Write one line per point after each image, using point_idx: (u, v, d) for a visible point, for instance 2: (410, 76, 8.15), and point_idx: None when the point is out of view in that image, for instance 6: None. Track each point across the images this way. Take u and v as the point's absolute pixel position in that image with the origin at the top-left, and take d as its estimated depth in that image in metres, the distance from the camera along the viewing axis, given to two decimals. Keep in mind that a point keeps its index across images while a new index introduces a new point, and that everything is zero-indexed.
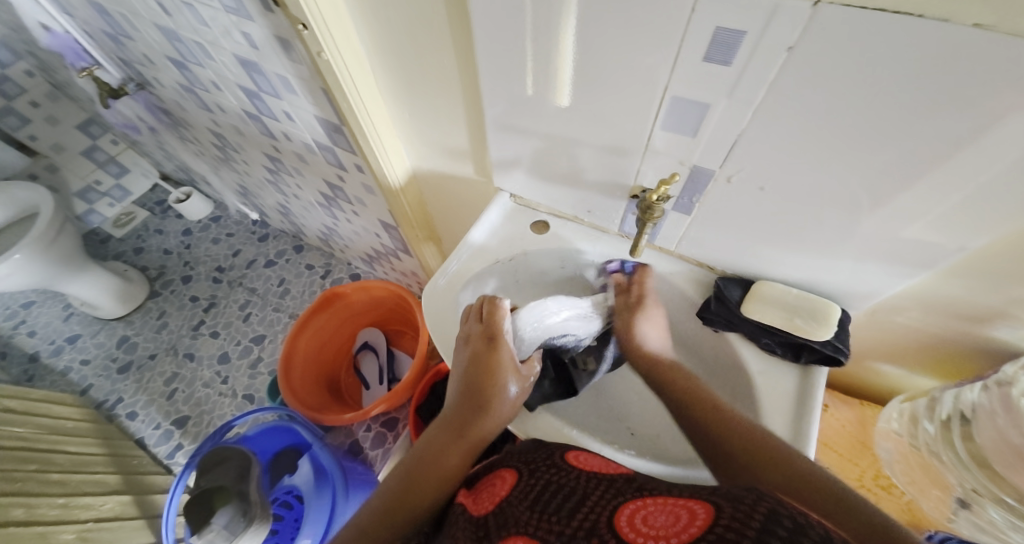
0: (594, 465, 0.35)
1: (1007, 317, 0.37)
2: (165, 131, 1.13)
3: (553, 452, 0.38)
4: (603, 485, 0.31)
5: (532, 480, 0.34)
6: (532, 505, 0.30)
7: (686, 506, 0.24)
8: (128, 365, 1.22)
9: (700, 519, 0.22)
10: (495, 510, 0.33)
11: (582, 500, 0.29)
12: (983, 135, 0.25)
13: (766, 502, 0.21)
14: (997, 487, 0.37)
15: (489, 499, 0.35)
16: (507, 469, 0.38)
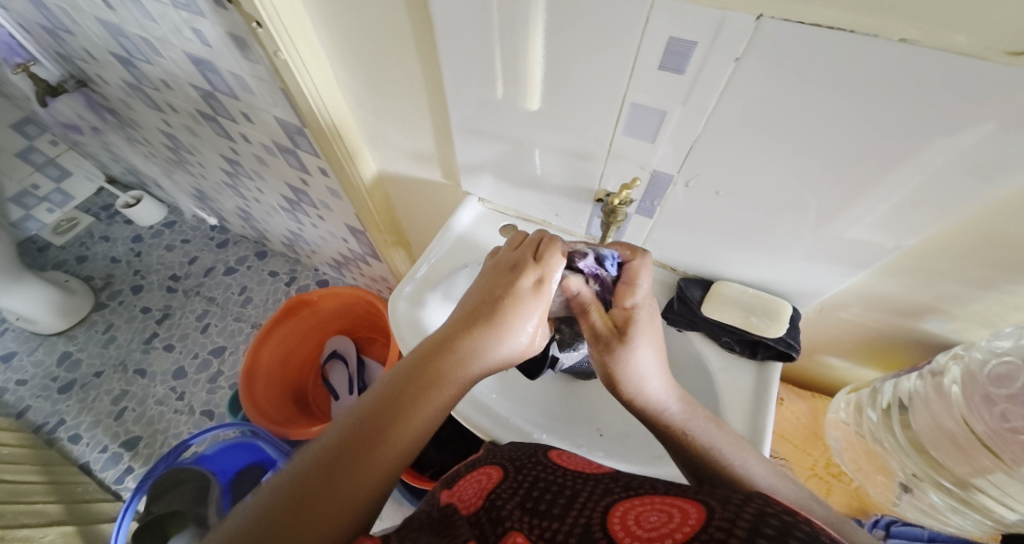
0: (578, 464, 0.35)
1: (938, 310, 0.41)
2: (110, 131, 1.06)
3: (537, 452, 0.37)
4: (590, 484, 0.30)
5: (518, 478, 0.32)
6: (523, 502, 0.29)
7: (675, 505, 0.24)
8: (71, 384, 1.13)
9: (691, 522, 0.21)
10: (481, 500, 0.31)
11: (572, 499, 0.28)
12: (908, 142, 0.27)
13: (755, 504, 0.21)
14: (937, 474, 0.43)
15: (473, 491, 0.33)
16: (491, 466, 0.37)
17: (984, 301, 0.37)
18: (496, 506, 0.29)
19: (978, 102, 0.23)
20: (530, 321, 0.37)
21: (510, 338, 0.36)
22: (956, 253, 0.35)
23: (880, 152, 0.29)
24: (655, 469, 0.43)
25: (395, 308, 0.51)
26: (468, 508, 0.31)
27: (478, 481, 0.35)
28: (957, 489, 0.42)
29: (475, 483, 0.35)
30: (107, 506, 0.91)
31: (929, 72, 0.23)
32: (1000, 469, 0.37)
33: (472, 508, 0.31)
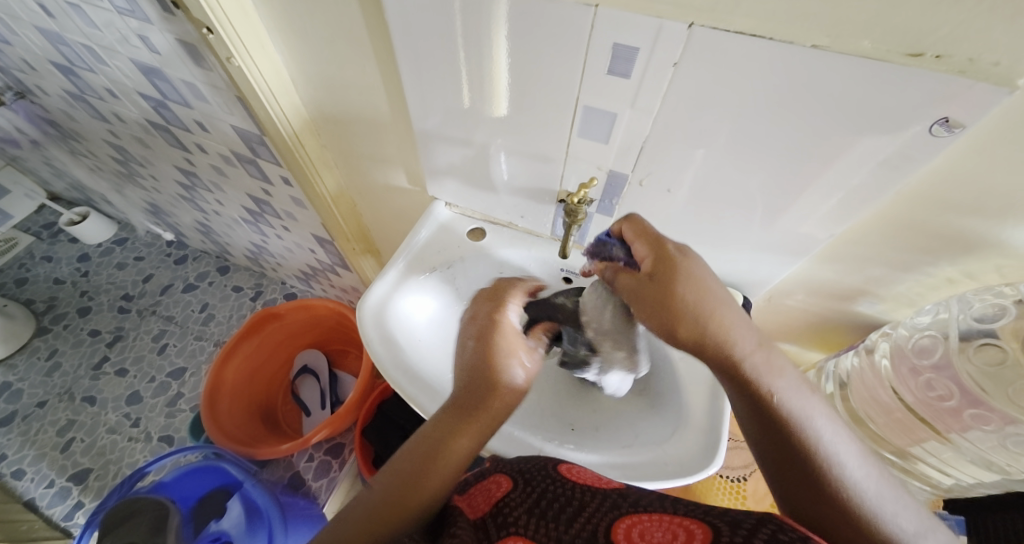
0: (588, 478, 0.36)
1: (870, 293, 0.44)
2: (51, 144, 1.00)
3: (546, 464, 0.38)
4: (598, 499, 0.31)
5: (529, 487, 0.33)
6: (532, 510, 0.30)
7: (682, 525, 0.27)
8: (11, 417, 1.04)
9: None
10: (492, 510, 0.32)
11: (579, 510, 0.29)
12: (828, 138, 0.30)
13: (767, 529, 0.23)
14: (878, 445, 0.47)
15: (483, 499, 0.34)
16: (501, 474, 0.37)
17: (906, 282, 0.40)
18: (503, 515, 0.31)
19: (882, 101, 0.26)
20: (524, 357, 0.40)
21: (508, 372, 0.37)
22: (879, 240, 0.38)
23: (805, 148, 0.32)
24: (624, 458, 0.45)
25: (363, 316, 0.50)
26: (476, 515, 0.32)
27: (488, 490, 0.35)
28: (900, 460, 0.46)
29: (484, 490, 0.35)
30: None
31: (839, 74, 0.26)
32: (934, 438, 0.42)
33: (482, 516, 0.32)
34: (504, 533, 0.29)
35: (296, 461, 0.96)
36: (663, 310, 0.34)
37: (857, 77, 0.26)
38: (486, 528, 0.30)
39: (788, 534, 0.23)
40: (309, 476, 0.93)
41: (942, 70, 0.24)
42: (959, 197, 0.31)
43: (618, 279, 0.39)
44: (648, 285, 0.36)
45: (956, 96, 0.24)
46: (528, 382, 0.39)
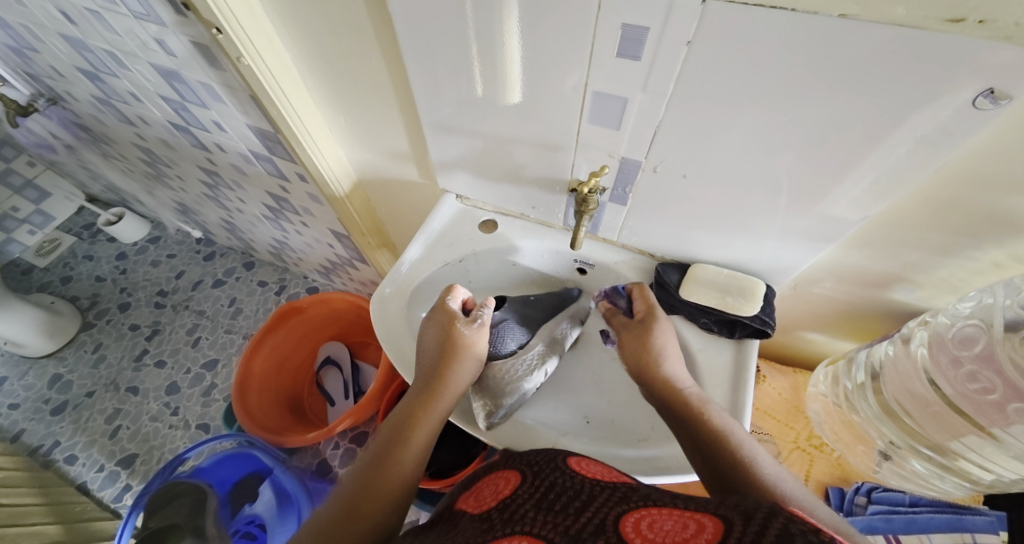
0: (597, 471, 0.36)
1: (904, 280, 0.42)
2: (85, 148, 1.04)
3: (556, 457, 0.38)
4: (607, 491, 0.31)
5: (537, 481, 0.34)
6: (539, 504, 0.31)
7: (693, 517, 0.26)
8: (64, 406, 1.12)
9: (707, 534, 0.23)
10: (499, 505, 0.32)
11: (586, 503, 0.30)
12: (858, 114, 0.28)
13: (778, 523, 0.22)
14: (914, 440, 0.44)
15: (490, 495, 0.35)
16: (510, 470, 0.38)
17: (948, 268, 0.38)
18: (510, 509, 0.31)
19: (918, 72, 0.24)
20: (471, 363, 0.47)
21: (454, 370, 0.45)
22: (915, 223, 0.35)
23: (834, 125, 0.29)
24: (640, 451, 0.44)
25: (376, 312, 0.52)
26: (480, 509, 0.33)
27: (495, 485, 0.36)
28: (938, 456, 0.43)
29: (491, 486, 0.37)
30: (107, 525, 0.90)
31: (871, 44, 0.24)
32: (976, 433, 0.39)
33: (486, 509, 0.33)
34: (510, 525, 0.29)
35: (323, 448, 0.99)
36: (641, 348, 0.45)
37: (890, 47, 0.23)
38: (491, 520, 0.31)
39: (801, 527, 0.21)
40: (335, 463, 0.97)
41: (986, 35, 0.21)
42: (1006, 175, 0.29)
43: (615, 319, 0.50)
44: (637, 326, 0.47)
45: (1002, 64, 0.22)
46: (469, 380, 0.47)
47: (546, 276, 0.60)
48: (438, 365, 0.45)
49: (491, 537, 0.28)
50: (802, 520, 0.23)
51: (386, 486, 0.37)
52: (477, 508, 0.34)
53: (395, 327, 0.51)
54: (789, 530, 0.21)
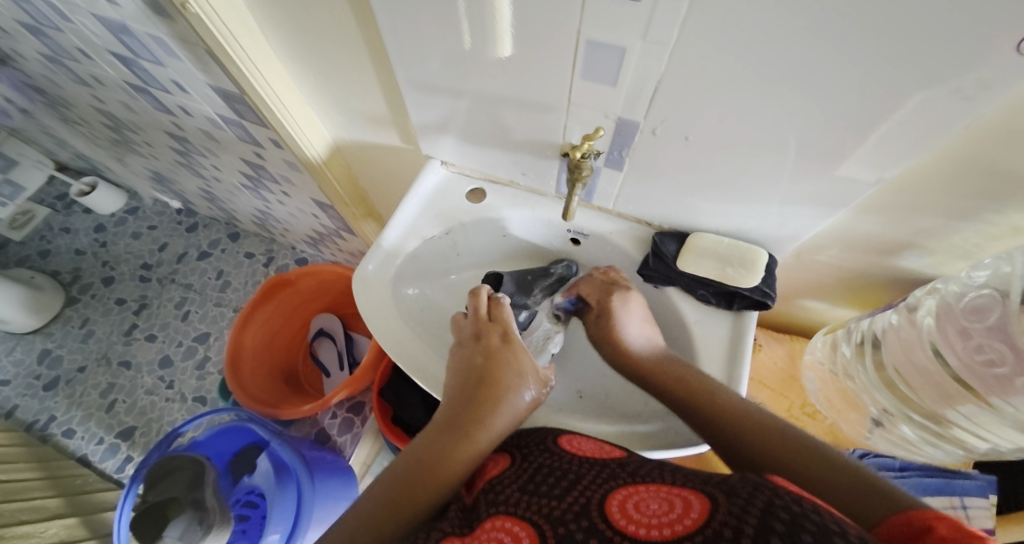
0: (587, 448, 0.35)
1: (914, 247, 0.40)
2: (43, 113, 0.97)
3: (546, 437, 0.38)
4: (596, 469, 0.30)
5: (526, 464, 0.33)
6: (524, 486, 0.30)
7: (679, 496, 0.25)
8: (56, 381, 1.12)
9: (693, 515, 0.22)
10: (485, 489, 0.32)
11: (574, 483, 0.29)
12: (887, 67, 0.24)
13: (762, 495, 0.21)
14: (908, 408, 0.44)
15: (479, 480, 0.35)
16: (500, 453, 0.37)
17: (964, 234, 0.36)
18: (494, 492, 0.31)
19: (965, 15, 0.20)
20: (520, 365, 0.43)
21: (508, 373, 0.41)
22: (934, 187, 0.33)
23: (859, 78, 0.26)
24: (633, 426, 0.44)
25: (363, 286, 0.50)
26: (471, 499, 0.33)
27: (484, 469, 0.36)
28: (932, 423, 0.43)
29: (482, 470, 0.37)
30: (110, 496, 0.92)
31: None
32: (974, 401, 0.38)
33: (475, 497, 0.32)
34: (493, 508, 0.29)
35: (321, 418, 1.00)
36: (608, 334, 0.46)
37: None
38: (477, 507, 0.31)
39: (784, 500, 0.21)
40: (333, 432, 0.98)
41: None
42: None
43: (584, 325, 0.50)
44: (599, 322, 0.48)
45: None
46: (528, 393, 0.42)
47: (540, 247, 0.57)
48: (488, 370, 0.41)
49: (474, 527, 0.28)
50: (786, 492, 0.22)
51: (437, 479, 0.34)
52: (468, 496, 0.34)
53: (381, 305, 0.50)
54: (774, 504, 0.20)
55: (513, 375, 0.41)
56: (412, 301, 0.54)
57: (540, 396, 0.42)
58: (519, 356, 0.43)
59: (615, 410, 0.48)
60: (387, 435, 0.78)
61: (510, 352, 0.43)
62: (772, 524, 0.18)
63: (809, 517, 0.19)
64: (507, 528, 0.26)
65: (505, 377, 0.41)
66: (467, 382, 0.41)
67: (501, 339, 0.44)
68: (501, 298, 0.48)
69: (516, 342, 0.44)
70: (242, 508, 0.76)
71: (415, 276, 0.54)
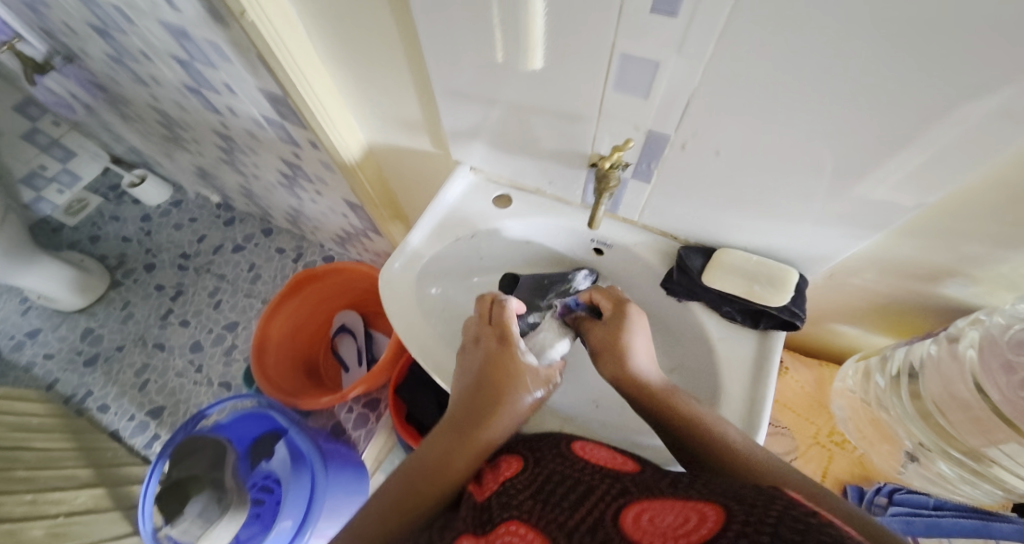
0: (601, 457, 0.35)
1: (958, 273, 0.38)
2: (104, 109, 1.05)
3: (560, 442, 0.38)
4: (610, 480, 0.30)
5: (538, 469, 0.33)
6: (537, 493, 0.30)
7: (696, 509, 0.24)
8: (96, 358, 1.19)
9: (709, 523, 0.21)
10: (498, 492, 0.32)
11: (586, 492, 0.29)
12: (926, 89, 0.24)
13: (777, 507, 0.21)
14: (946, 443, 0.41)
15: (494, 479, 0.35)
16: (513, 454, 0.37)
17: (1012, 262, 0.34)
18: (507, 495, 0.31)
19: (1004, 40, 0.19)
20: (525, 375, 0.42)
21: (511, 384, 0.40)
22: (982, 209, 0.31)
23: (900, 99, 0.25)
24: (647, 439, 0.44)
25: (387, 285, 0.51)
26: (483, 497, 0.33)
27: (498, 469, 0.36)
28: (970, 461, 0.40)
29: (494, 471, 0.36)
30: (136, 470, 0.97)
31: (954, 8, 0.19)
32: (1015, 440, 0.35)
33: (486, 497, 0.32)
34: (507, 513, 0.29)
35: (337, 412, 1.02)
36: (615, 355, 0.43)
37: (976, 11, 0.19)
38: (489, 511, 0.30)
39: (800, 512, 0.20)
40: (348, 426, 1.00)
41: None
42: None
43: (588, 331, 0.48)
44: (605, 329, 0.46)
45: None
46: (535, 402, 0.42)
47: (564, 255, 0.57)
48: (490, 379, 0.40)
49: (486, 532, 0.28)
50: (802, 505, 0.21)
51: (441, 481, 0.35)
52: (480, 495, 0.33)
53: (405, 304, 0.51)
54: (788, 514, 0.20)
55: (510, 379, 0.41)
56: (434, 300, 0.54)
57: (543, 396, 0.42)
58: (518, 358, 0.42)
59: (630, 422, 0.48)
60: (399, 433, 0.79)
61: (512, 360, 0.42)
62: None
63: (824, 526, 0.19)
64: (521, 532, 0.27)
65: (502, 384, 0.40)
66: (471, 387, 0.41)
67: (498, 340, 0.43)
68: (511, 302, 0.46)
69: (515, 345, 0.43)
70: (258, 491, 0.78)
71: (439, 276, 0.56)
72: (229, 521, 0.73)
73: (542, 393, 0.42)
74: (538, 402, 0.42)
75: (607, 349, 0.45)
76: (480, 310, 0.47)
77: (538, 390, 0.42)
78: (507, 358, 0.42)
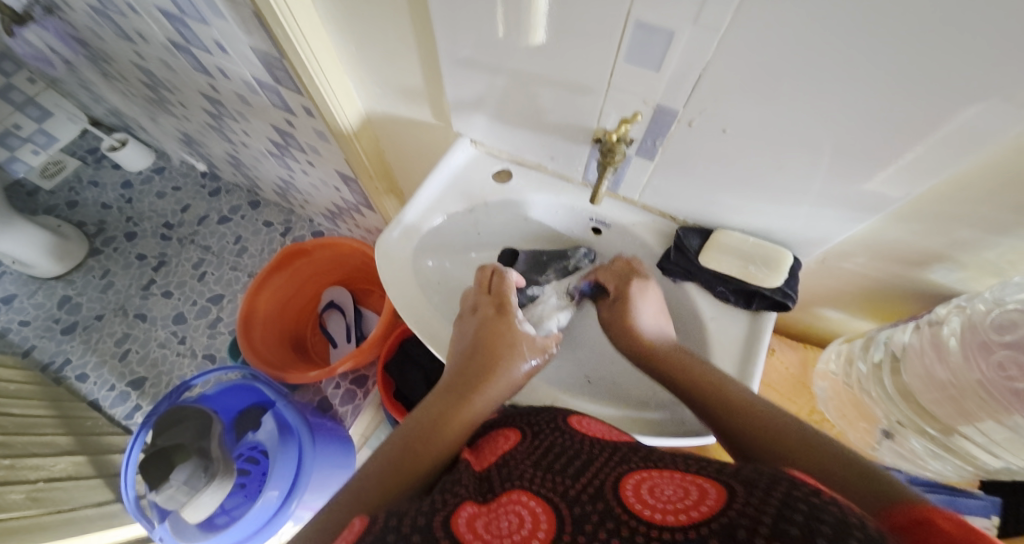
0: (597, 431, 0.35)
1: (945, 260, 0.39)
2: (83, 66, 1.00)
3: (556, 416, 0.38)
4: (608, 451, 0.31)
5: (537, 441, 0.34)
6: (538, 462, 0.31)
7: (695, 483, 0.25)
8: (74, 326, 1.15)
9: (709, 501, 0.22)
10: (498, 462, 0.32)
11: (587, 464, 0.29)
12: (935, 74, 0.24)
13: (780, 488, 0.21)
14: (921, 420, 0.43)
15: (490, 451, 0.35)
16: (511, 427, 0.37)
17: (997, 250, 0.35)
18: (508, 466, 0.31)
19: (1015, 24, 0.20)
20: (523, 342, 0.44)
21: (509, 349, 0.42)
22: (975, 197, 0.32)
23: (909, 85, 0.25)
24: (639, 414, 0.45)
25: (383, 255, 0.51)
26: (482, 466, 0.33)
27: (496, 441, 0.36)
28: (941, 437, 0.43)
29: (492, 443, 0.36)
30: (117, 440, 0.95)
31: None
32: (991, 418, 0.37)
33: (487, 467, 0.32)
34: (509, 482, 0.29)
35: (324, 387, 1.02)
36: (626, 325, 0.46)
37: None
38: (490, 479, 0.30)
39: (802, 491, 0.21)
40: (335, 402, 1.00)
41: None
42: None
43: (601, 310, 0.51)
44: (614, 305, 0.49)
45: None
46: (529, 371, 0.43)
47: (562, 232, 0.57)
48: (488, 344, 0.42)
49: (489, 497, 0.28)
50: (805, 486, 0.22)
51: (441, 441, 0.36)
52: (480, 465, 0.33)
53: (402, 275, 0.50)
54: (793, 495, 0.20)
55: (507, 346, 0.43)
56: (431, 273, 0.54)
57: (537, 364, 0.44)
58: (514, 327, 0.44)
59: (622, 398, 0.49)
60: (388, 408, 0.79)
61: (509, 327, 0.44)
62: (786, 528, 0.18)
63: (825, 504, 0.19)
64: (524, 497, 0.27)
65: (500, 348, 0.42)
66: (470, 352, 0.42)
67: (496, 310, 0.45)
68: (511, 273, 0.49)
69: (511, 315, 0.45)
70: (245, 462, 0.78)
71: (437, 249, 0.55)
72: (218, 488, 0.71)
73: (538, 362, 0.44)
74: (532, 371, 0.44)
75: (619, 324, 0.47)
76: (479, 280, 0.49)
77: (533, 357, 0.44)
78: (503, 327, 0.44)
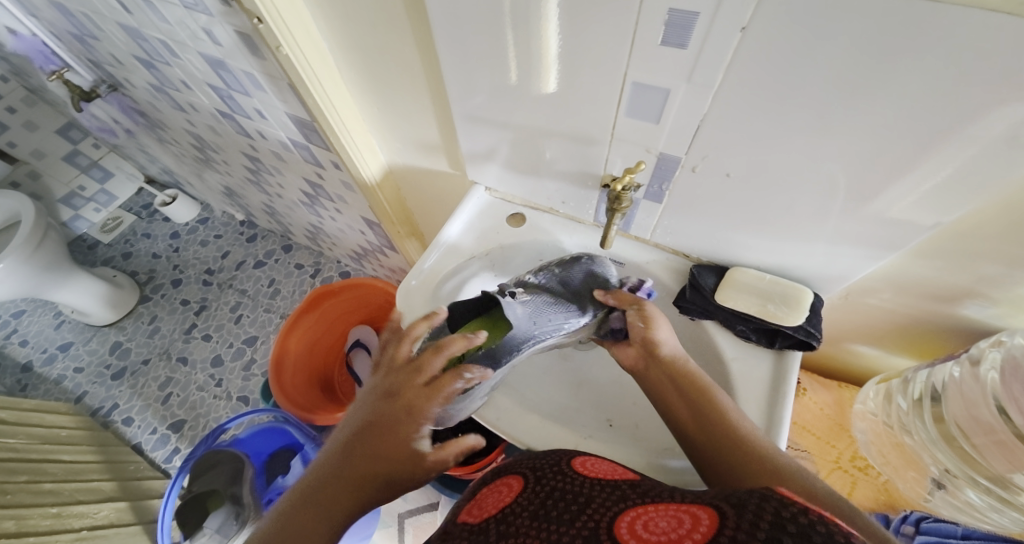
0: (602, 471, 0.35)
1: (977, 295, 0.38)
2: (141, 133, 1.12)
3: (560, 459, 0.37)
4: (606, 491, 0.30)
5: (538, 487, 0.33)
6: (536, 512, 0.30)
7: (688, 511, 0.25)
8: (122, 371, 1.22)
9: (703, 527, 0.22)
10: (496, 514, 0.31)
11: (585, 506, 0.29)
12: (931, 114, 0.25)
13: (768, 505, 0.21)
14: (972, 469, 0.39)
15: (492, 505, 0.34)
16: (513, 476, 0.37)
17: None
18: (505, 518, 0.30)
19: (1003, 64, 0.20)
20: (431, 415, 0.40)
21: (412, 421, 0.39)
22: (997, 231, 0.31)
23: (909, 125, 0.26)
24: (664, 462, 0.43)
25: (403, 300, 0.53)
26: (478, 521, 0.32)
27: (498, 494, 0.35)
28: (998, 488, 0.38)
29: (495, 495, 0.36)
30: (156, 484, 0.99)
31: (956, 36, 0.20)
32: None
33: (484, 520, 0.32)
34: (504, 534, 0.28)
35: None
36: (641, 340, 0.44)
37: (975, 37, 0.20)
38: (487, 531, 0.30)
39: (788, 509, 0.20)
40: None
41: None
42: None
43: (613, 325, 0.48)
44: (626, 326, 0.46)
45: None
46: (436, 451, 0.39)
47: None
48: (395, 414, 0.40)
49: None
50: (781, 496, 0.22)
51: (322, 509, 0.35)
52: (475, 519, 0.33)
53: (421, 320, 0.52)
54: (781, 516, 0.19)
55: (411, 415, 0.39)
56: None
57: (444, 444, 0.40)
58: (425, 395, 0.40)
59: (646, 442, 0.47)
60: None
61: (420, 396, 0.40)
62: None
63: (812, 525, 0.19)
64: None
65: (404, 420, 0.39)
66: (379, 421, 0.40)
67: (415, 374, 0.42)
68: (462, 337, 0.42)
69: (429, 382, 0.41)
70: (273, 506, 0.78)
71: None
72: None
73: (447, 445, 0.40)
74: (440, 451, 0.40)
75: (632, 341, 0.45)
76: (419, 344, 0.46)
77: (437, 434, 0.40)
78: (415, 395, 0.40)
